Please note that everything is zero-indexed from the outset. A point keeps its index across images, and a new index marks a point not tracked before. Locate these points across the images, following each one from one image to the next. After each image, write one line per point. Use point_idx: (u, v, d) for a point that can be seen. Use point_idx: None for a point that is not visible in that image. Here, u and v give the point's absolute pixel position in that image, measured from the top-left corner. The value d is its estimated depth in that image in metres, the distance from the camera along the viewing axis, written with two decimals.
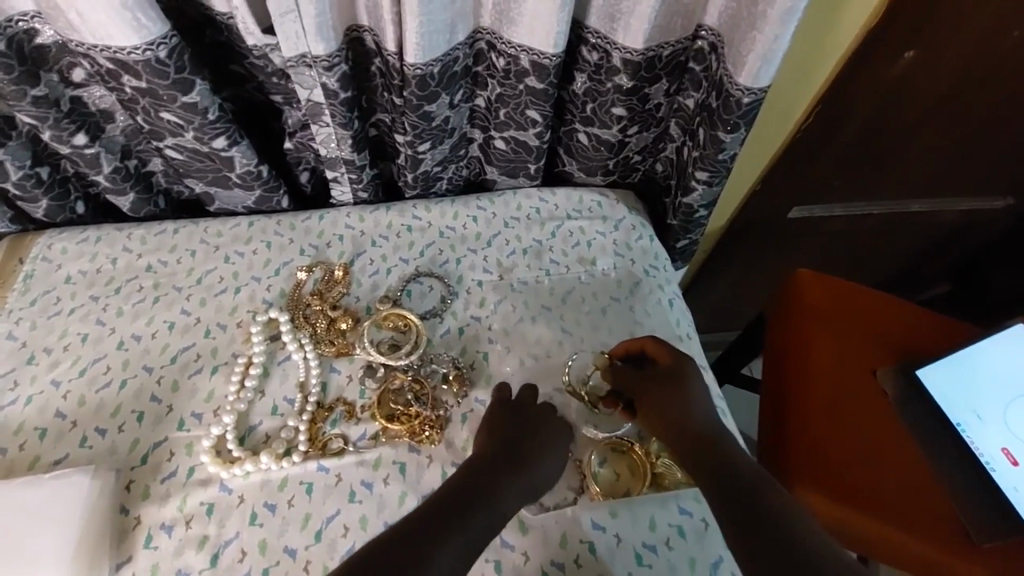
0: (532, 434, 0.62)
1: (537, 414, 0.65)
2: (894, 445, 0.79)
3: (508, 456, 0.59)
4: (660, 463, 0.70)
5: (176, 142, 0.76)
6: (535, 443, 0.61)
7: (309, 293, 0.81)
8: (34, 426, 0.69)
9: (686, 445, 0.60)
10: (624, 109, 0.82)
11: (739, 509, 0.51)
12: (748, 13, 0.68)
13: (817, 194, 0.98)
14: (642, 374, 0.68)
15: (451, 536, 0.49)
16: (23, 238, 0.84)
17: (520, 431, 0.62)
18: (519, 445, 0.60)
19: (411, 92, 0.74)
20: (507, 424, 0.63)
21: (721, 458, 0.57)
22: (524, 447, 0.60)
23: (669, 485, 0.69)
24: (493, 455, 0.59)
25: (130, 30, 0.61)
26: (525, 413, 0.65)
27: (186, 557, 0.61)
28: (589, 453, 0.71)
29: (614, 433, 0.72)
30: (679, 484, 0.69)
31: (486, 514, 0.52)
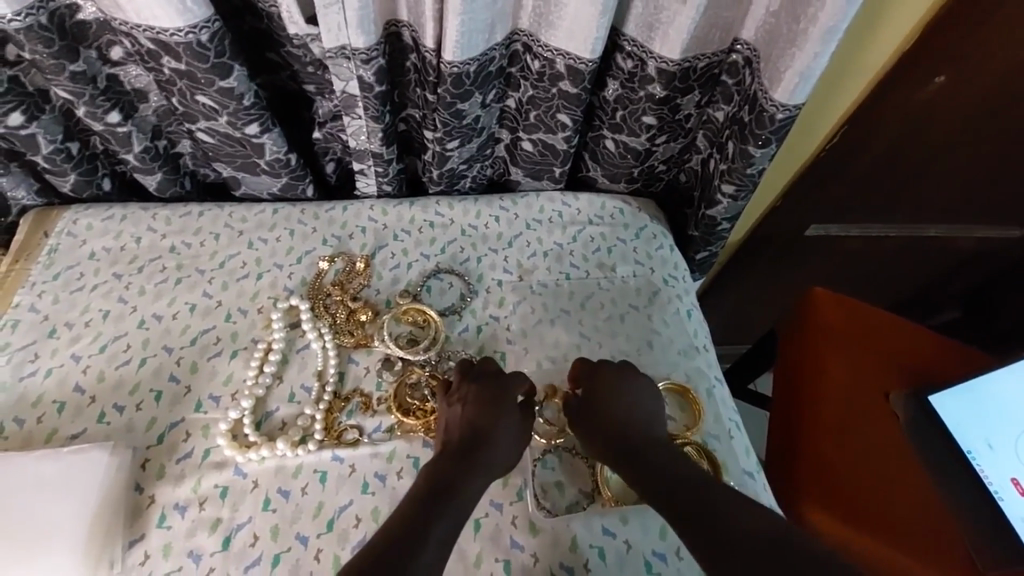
0: (501, 416, 0.64)
1: (491, 399, 0.65)
2: (900, 466, 0.80)
3: (478, 439, 0.61)
4: None
5: (209, 125, 0.77)
6: (503, 423, 0.63)
7: (330, 283, 0.81)
8: (53, 400, 0.69)
9: (652, 475, 0.59)
10: (654, 118, 0.82)
11: (716, 538, 0.52)
12: (788, 29, 0.68)
13: (836, 213, 0.99)
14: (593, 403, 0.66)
15: (432, 532, 0.51)
16: (50, 211, 0.84)
17: (494, 411, 0.64)
18: (489, 426, 0.62)
19: (446, 90, 0.75)
20: (483, 404, 0.64)
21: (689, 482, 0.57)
22: (490, 428, 0.62)
23: None
24: (465, 439, 0.61)
25: (175, 12, 0.62)
26: (483, 386, 0.66)
27: (198, 539, 0.62)
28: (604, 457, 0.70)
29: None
30: None
31: (459, 505, 0.55)
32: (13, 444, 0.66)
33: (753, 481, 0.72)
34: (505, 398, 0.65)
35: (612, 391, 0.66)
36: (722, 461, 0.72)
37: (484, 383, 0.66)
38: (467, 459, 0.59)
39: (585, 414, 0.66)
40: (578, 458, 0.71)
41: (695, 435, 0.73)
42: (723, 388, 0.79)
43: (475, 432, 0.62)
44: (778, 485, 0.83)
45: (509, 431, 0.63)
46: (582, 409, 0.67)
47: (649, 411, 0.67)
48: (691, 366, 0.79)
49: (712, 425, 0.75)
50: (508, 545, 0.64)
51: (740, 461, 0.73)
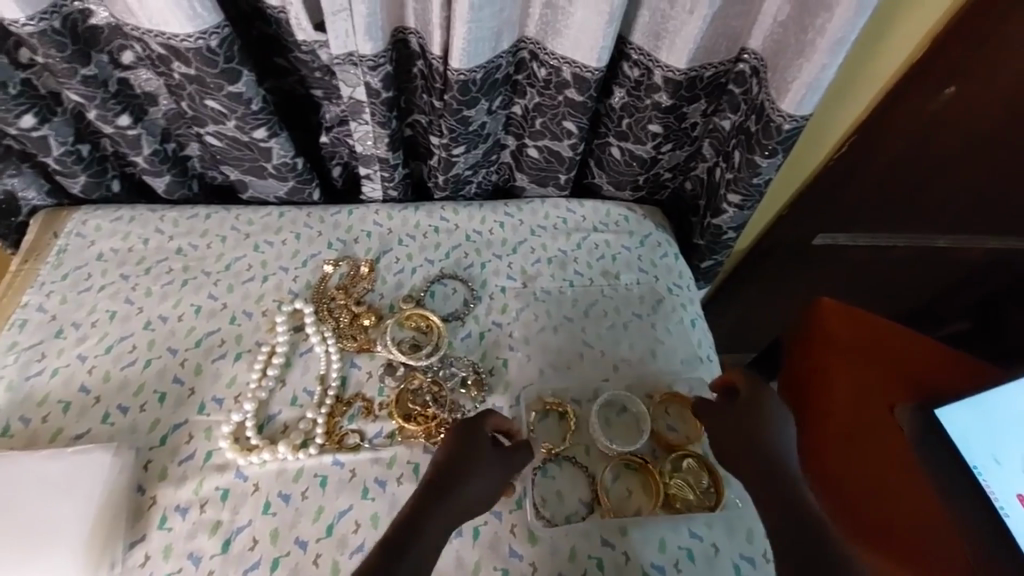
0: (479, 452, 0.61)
1: (472, 432, 0.62)
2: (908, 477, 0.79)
3: (455, 482, 0.59)
4: (673, 483, 0.69)
5: (217, 129, 0.77)
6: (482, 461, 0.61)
7: (335, 287, 0.82)
8: (58, 399, 0.70)
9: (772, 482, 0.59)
10: (660, 126, 0.82)
11: (815, 569, 0.51)
12: (796, 39, 0.67)
13: (843, 222, 0.98)
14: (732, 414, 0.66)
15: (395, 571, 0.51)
16: (60, 212, 0.86)
17: (472, 451, 0.61)
18: (467, 464, 0.60)
19: (453, 97, 0.75)
20: (466, 443, 0.61)
21: (800, 502, 0.56)
22: (468, 464, 0.60)
23: (681, 507, 0.68)
24: (444, 479, 0.59)
25: (185, 18, 0.62)
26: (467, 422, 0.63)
27: (198, 541, 0.62)
28: (604, 464, 0.72)
29: (631, 448, 0.72)
30: (691, 507, 0.68)
31: (416, 554, 0.53)
32: (18, 443, 0.67)
33: None
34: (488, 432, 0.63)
35: (749, 410, 0.65)
36: (725, 474, 0.71)
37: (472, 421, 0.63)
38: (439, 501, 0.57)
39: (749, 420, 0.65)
40: (577, 465, 0.71)
41: (695, 447, 0.74)
42: None
43: (454, 472, 0.59)
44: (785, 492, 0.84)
45: (489, 472, 0.61)
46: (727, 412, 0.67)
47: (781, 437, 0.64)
48: (695, 376, 0.79)
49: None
50: (506, 552, 0.64)
51: None
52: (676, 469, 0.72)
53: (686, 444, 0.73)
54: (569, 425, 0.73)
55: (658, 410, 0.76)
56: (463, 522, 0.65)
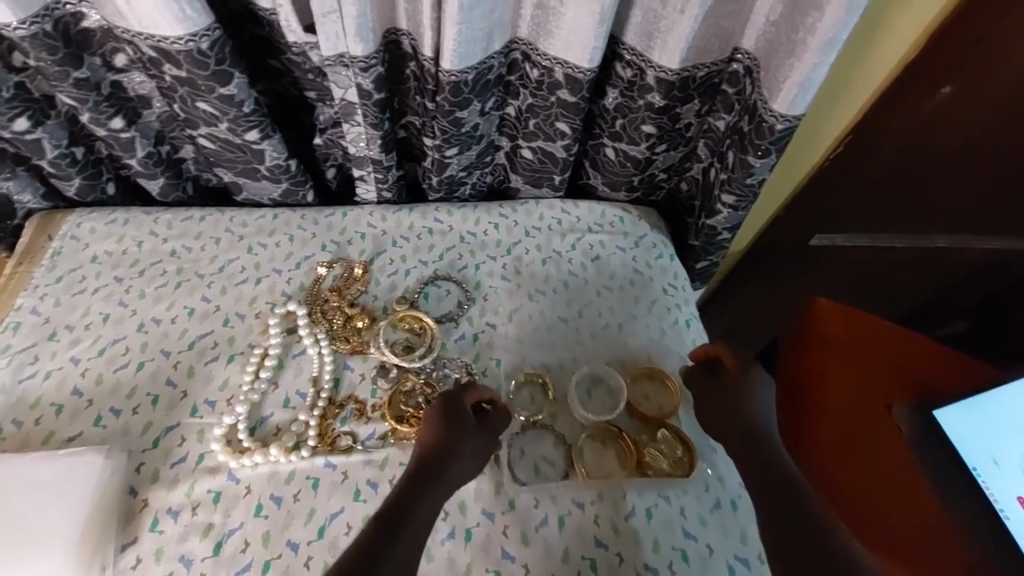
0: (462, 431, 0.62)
1: (451, 412, 0.64)
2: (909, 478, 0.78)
3: (444, 461, 0.60)
4: (647, 452, 0.71)
5: (210, 132, 0.77)
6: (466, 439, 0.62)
7: (328, 289, 0.81)
8: (51, 402, 0.70)
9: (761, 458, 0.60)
10: (654, 126, 0.82)
11: (789, 512, 0.54)
12: (788, 39, 0.67)
13: (839, 222, 0.97)
14: (713, 381, 0.69)
15: (386, 557, 0.50)
16: (55, 215, 0.86)
17: (458, 432, 0.62)
18: (453, 445, 0.61)
19: (445, 98, 0.75)
20: (450, 422, 0.63)
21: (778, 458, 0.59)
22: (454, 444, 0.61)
23: (653, 473, 0.70)
24: (432, 460, 0.59)
25: (175, 21, 0.62)
26: (446, 404, 0.64)
27: (189, 544, 0.62)
28: (585, 437, 0.73)
29: (607, 418, 0.73)
30: (663, 474, 0.70)
31: (414, 528, 0.54)
32: (11, 446, 0.67)
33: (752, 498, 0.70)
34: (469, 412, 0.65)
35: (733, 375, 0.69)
36: (721, 476, 0.71)
37: (453, 401, 0.65)
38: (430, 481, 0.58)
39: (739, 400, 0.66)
40: (554, 434, 0.73)
41: (672, 419, 0.75)
42: None
43: (442, 453, 0.60)
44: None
45: (475, 448, 0.63)
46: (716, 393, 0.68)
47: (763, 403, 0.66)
48: None
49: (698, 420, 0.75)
50: (498, 554, 0.64)
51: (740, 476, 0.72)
52: (652, 440, 0.73)
53: (662, 417, 0.74)
54: (549, 395, 0.75)
55: (637, 382, 0.77)
56: (455, 524, 0.65)
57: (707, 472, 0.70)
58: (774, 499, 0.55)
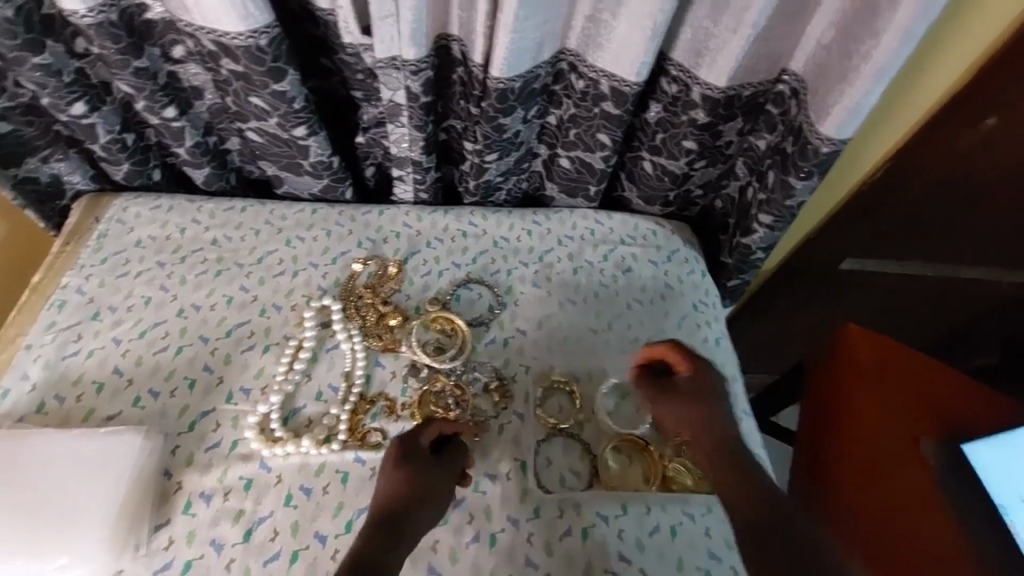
0: (421, 467, 0.61)
1: (408, 450, 0.62)
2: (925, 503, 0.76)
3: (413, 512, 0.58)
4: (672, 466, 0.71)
5: (260, 125, 0.79)
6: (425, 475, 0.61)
7: (362, 286, 0.82)
8: (92, 380, 0.72)
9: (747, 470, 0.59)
10: (695, 142, 0.82)
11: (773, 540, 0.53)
12: (840, 63, 0.67)
13: (872, 249, 0.97)
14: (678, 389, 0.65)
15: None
16: (102, 198, 0.88)
17: (414, 468, 0.61)
18: (410, 483, 0.59)
19: (490, 104, 0.76)
20: (412, 468, 0.60)
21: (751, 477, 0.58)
22: (414, 482, 0.59)
23: (678, 489, 0.70)
24: (398, 512, 0.57)
25: (238, 17, 0.64)
26: (399, 446, 0.63)
27: (220, 529, 0.63)
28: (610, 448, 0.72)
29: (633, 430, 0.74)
30: (688, 490, 0.70)
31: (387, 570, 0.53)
32: (53, 421, 0.69)
33: None
34: (430, 454, 0.63)
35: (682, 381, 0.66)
36: None
37: (412, 444, 0.63)
38: (400, 534, 0.56)
39: (716, 409, 0.64)
40: (580, 443, 0.73)
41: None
42: (749, 422, 0.78)
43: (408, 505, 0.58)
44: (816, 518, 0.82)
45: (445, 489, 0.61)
46: (689, 392, 0.65)
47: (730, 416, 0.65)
48: None
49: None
50: (521, 561, 0.64)
51: None
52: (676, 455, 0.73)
53: None
54: (576, 404, 0.75)
55: None
56: (480, 527, 0.66)
57: None
58: (760, 522, 0.54)
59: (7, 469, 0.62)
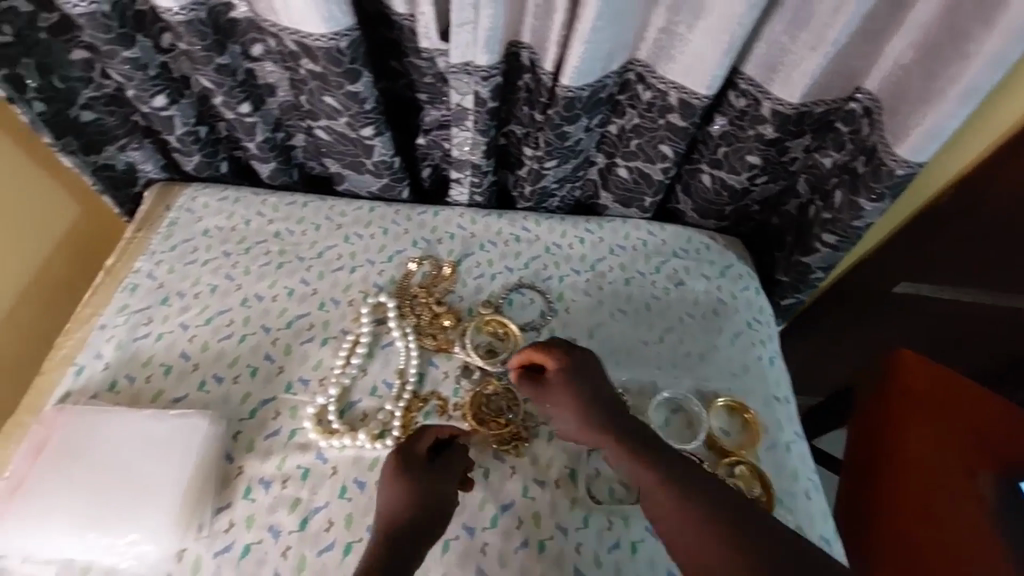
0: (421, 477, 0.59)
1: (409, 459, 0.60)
2: (964, 528, 0.75)
3: (429, 515, 0.57)
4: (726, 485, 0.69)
5: (329, 124, 0.81)
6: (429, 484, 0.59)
7: (417, 285, 0.84)
8: (161, 362, 0.74)
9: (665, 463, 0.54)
10: (759, 158, 0.81)
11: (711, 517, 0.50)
12: (922, 85, 0.66)
13: (930, 273, 0.94)
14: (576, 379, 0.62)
15: None
16: (173, 187, 0.92)
17: (413, 478, 0.59)
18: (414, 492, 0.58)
19: (557, 112, 0.76)
20: (422, 470, 0.60)
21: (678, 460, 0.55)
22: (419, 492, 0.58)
23: None
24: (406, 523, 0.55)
25: (322, 20, 0.66)
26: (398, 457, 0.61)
27: (278, 516, 0.64)
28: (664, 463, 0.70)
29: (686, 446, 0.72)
30: None
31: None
32: (123, 399, 0.72)
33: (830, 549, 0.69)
34: (427, 459, 0.62)
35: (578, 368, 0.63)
36: (799, 524, 0.69)
37: (409, 451, 0.62)
38: (416, 540, 0.55)
39: (580, 401, 0.61)
40: None
41: (749, 454, 0.73)
42: (802, 444, 0.77)
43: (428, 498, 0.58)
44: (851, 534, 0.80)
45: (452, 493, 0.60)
46: (582, 395, 0.61)
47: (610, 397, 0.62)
48: (772, 417, 0.77)
49: (771, 453, 0.74)
50: (570, 570, 0.64)
51: (818, 525, 0.70)
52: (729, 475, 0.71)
53: (739, 451, 0.73)
54: None
55: (715, 414, 0.76)
56: (529, 533, 0.66)
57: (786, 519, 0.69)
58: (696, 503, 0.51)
59: (83, 446, 0.65)
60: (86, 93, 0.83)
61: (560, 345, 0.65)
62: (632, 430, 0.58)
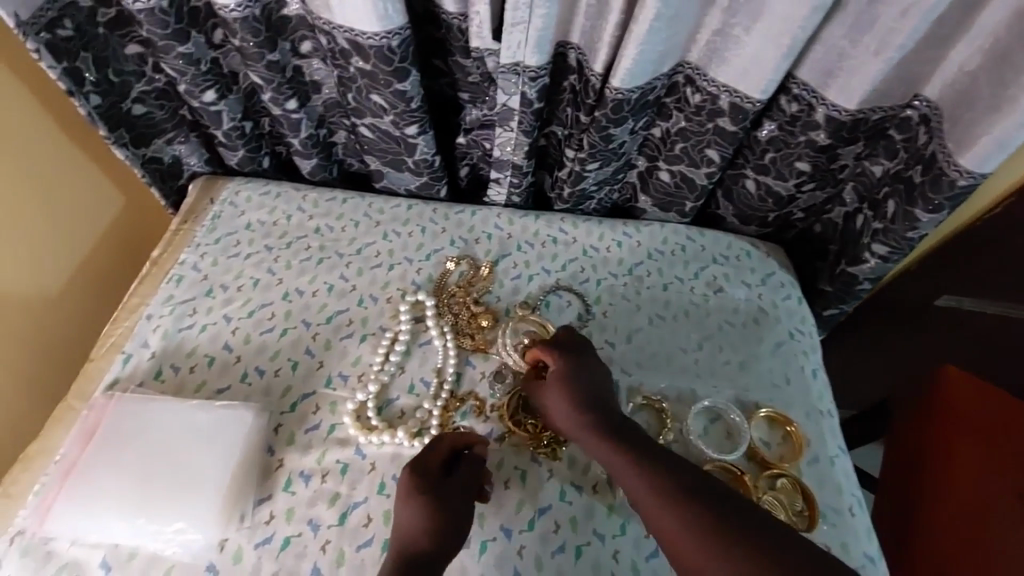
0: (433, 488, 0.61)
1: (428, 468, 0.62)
2: (1000, 552, 0.71)
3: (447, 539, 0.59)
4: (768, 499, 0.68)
5: (374, 122, 0.82)
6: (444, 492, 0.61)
7: (454, 284, 0.84)
8: (205, 352, 0.76)
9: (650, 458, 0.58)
10: (808, 164, 0.79)
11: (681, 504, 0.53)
12: (990, 93, 0.63)
13: (978, 286, 0.91)
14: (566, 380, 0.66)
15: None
16: (218, 180, 0.93)
17: (428, 487, 0.61)
18: (428, 501, 0.60)
19: (603, 114, 0.76)
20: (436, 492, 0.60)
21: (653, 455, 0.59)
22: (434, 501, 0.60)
23: None
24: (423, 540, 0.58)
25: (376, 18, 0.66)
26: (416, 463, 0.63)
27: (318, 509, 0.65)
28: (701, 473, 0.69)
29: (728, 457, 0.70)
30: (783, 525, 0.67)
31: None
32: (168, 388, 0.73)
33: (875, 568, 0.67)
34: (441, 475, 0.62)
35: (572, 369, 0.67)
36: (843, 541, 0.67)
37: (423, 470, 0.62)
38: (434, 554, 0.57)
39: (585, 405, 0.64)
40: None
41: (790, 468, 0.71)
42: (845, 459, 0.74)
43: (440, 527, 0.59)
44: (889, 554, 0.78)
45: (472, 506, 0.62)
46: (584, 400, 0.65)
47: (602, 395, 0.66)
48: (814, 430, 0.75)
49: (813, 467, 0.72)
50: None
51: (863, 543, 0.68)
52: (770, 487, 0.70)
53: (782, 464, 0.71)
54: (666, 423, 0.73)
55: (756, 425, 0.74)
56: (566, 538, 0.65)
57: (830, 534, 0.68)
58: (668, 494, 0.54)
59: (131, 433, 0.66)
60: (138, 87, 0.85)
61: (559, 350, 0.69)
62: (633, 435, 0.62)
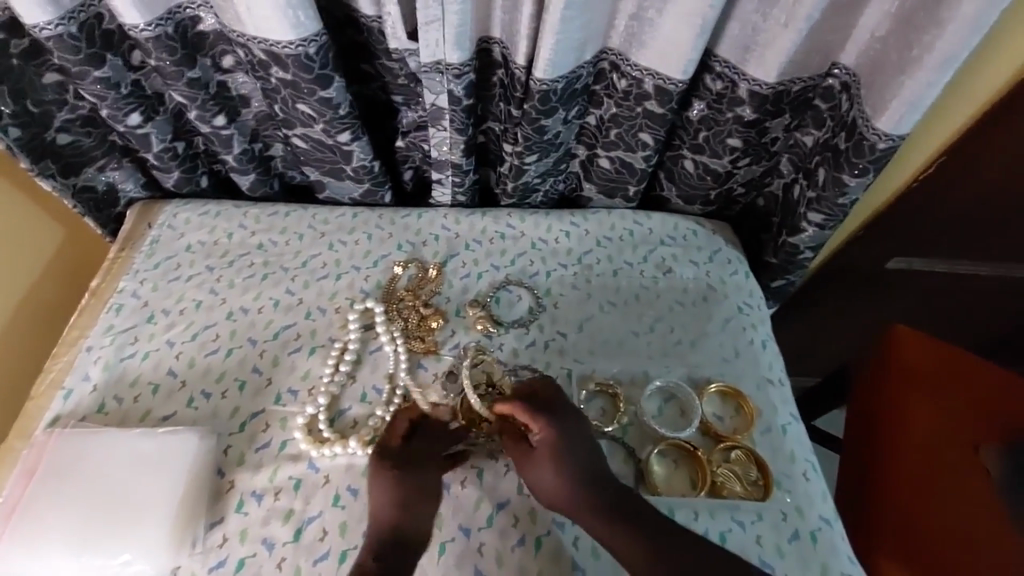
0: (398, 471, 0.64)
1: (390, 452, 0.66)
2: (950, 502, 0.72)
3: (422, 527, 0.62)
4: (722, 472, 0.69)
5: (305, 132, 0.81)
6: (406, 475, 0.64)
7: (403, 288, 0.83)
8: (148, 381, 0.74)
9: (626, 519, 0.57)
10: (739, 140, 0.80)
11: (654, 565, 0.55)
12: (898, 56, 0.65)
13: (922, 248, 0.93)
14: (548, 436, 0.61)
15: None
16: (155, 204, 0.91)
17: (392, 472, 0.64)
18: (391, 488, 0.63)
19: (533, 106, 0.76)
20: (399, 470, 0.64)
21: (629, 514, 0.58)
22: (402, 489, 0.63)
23: (727, 495, 0.68)
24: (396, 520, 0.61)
25: (289, 27, 0.66)
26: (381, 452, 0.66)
27: (272, 527, 0.64)
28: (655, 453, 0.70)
29: (681, 435, 0.71)
30: (737, 495, 0.68)
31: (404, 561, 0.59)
32: (112, 420, 0.72)
33: (831, 529, 0.67)
34: (401, 448, 0.67)
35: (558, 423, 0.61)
36: (798, 505, 0.68)
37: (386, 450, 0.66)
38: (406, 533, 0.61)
39: (580, 481, 0.59)
40: (624, 447, 0.72)
41: (744, 439, 0.72)
42: (798, 426, 0.76)
43: (408, 530, 0.61)
44: (851, 518, 0.77)
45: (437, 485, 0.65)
46: (581, 473, 0.59)
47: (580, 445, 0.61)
48: (766, 400, 0.76)
49: (767, 436, 0.73)
50: (568, 566, 0.63)
51: (816, 505, 0.69)
52: (724, 460, 0.71)
53: (733, 436, 0.72)
54: (620, 408, 0.74)
55: (708, 401, 0.75)
56: (525, 531, 0.65)
57: (786, 500, 0.68)
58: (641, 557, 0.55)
59: (75, 469, 0.65)
60: (61, 116, 0.83)
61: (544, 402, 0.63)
62: (631, 508, 0.58)
